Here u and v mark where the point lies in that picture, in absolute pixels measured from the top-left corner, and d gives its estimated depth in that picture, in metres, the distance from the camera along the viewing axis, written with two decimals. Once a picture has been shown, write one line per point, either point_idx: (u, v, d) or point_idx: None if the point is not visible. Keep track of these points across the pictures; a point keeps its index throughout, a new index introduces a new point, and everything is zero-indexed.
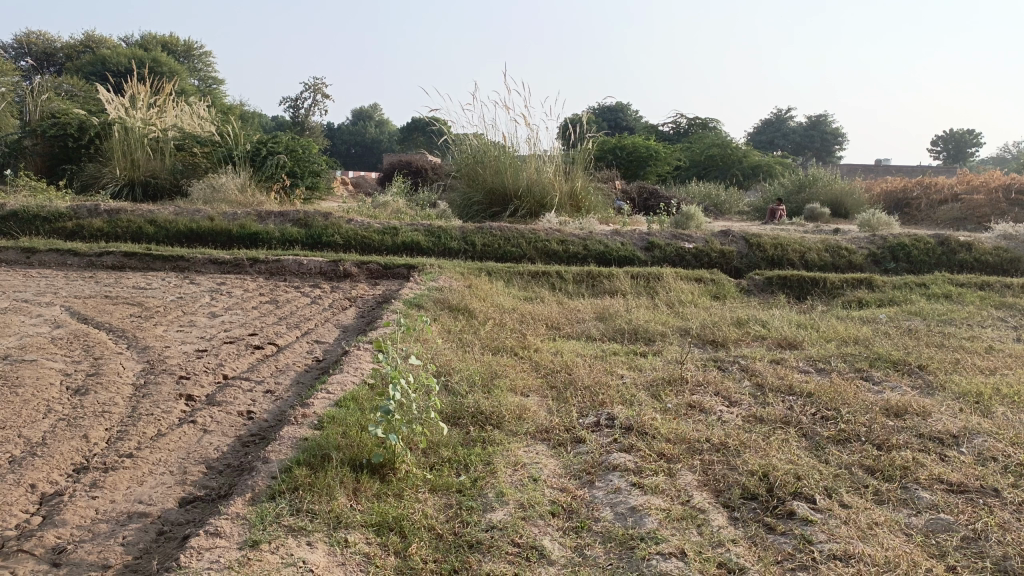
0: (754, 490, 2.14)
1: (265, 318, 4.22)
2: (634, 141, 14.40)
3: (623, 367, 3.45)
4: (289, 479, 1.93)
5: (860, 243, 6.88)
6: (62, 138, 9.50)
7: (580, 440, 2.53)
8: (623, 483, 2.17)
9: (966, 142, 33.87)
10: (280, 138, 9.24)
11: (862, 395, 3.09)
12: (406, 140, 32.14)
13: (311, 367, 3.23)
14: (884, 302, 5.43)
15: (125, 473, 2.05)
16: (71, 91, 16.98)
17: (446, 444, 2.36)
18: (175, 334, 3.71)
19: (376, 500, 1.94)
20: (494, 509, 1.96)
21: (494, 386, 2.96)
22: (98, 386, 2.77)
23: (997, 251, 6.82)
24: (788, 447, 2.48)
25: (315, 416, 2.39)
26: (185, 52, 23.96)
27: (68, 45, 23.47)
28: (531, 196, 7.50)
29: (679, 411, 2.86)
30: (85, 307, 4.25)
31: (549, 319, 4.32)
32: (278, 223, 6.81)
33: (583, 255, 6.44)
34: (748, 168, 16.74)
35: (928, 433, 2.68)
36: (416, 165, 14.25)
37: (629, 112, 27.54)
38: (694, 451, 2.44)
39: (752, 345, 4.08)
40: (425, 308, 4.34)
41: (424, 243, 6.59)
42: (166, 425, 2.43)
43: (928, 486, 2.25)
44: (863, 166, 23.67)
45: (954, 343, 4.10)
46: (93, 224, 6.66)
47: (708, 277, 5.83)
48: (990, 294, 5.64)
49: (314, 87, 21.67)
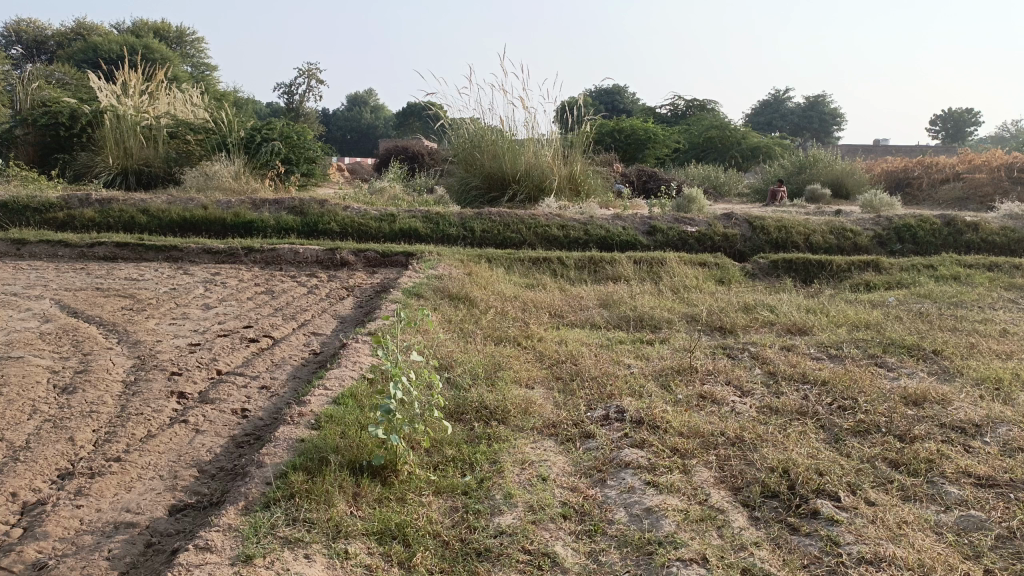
0: (774, 488, 2.04)
1: (260, 310, 4.11)
2: (632, 123, 14.23)
3: (630, 356, 3.35)
4: (285, 485, 1.82)
5: (865, 224, 6.76)
6: (53, 127, 9.35)
7: (589, 435, 2.42)
8: (636, 482, 2.06)
9: (965, 122, 33.75)
10: (274, 125, 9.02)
11: (878, 382, 2.99)
12: (402, 126, 31.95)
13: (308, 361, 3.13)
14: (892, 285, 5.33)
15: (112, 479, 1.94)
16: (63, 78, 16.77)
17: (449, 442, 2.25)
18: (167, 327, 3.60)
19: (378, 506, 1.83)
20: (503, 512, 1.85)
21: (497, 378, 2.85)
22: (85, 384, 2.66)
23: (1005, 231, 6.70)
24: (807, 440, 2.37)
25: (312, 414, 2.28)
26: (178, 38, 23.68)
27: (59, 33, 23.25)
28: (529, 180, 7.37)
29: (690, 403, 2.75)
30: (75, 299, 4.13)
31: (552, 306, 4.21)
32: (273, 211, 6.69)
33: (584, 240, 6.33)
34: (747, 150, 16.60)
35: (950, 423, 2.58)
36: (412, 150, 14.09)
37: (626, 94, 27.40)
38: (709, 445, 2.33)
39: (761, 331, 3.97)
40: (425, 297, 4.22)
41: (422, 230, 6.47)
42: (156, 426, 2.32)
43: (955, 481, 2.14)
44: (861, 147, 23.50)
45: (967, 327, 4.00)
46: (84, 214, 6.54)
47: (713, 261, 5.72)
48: (999, 275, 5.54)
49: (307, 73, 21.47)
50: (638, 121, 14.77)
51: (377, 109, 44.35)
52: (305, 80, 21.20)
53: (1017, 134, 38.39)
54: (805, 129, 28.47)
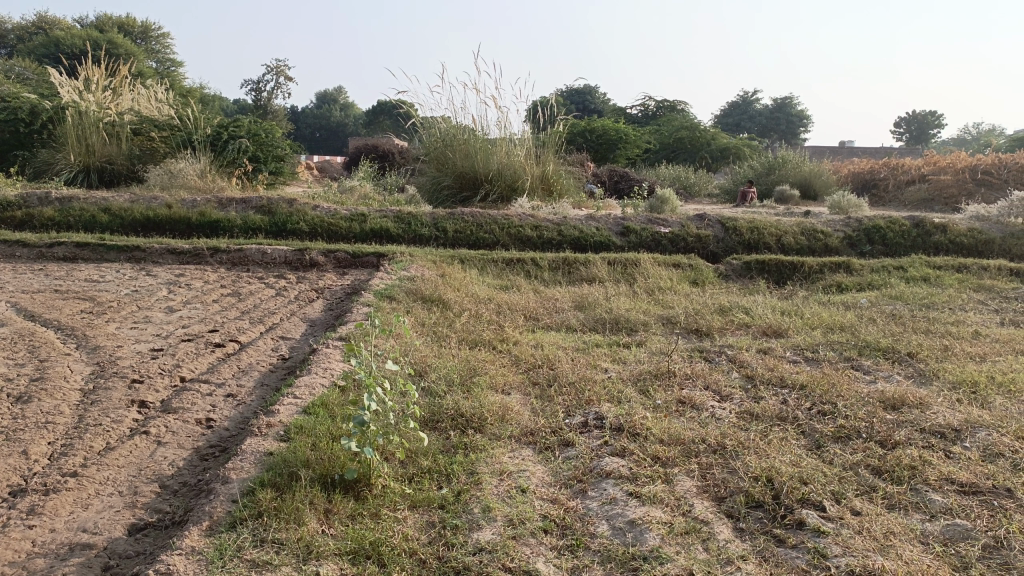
0: (759, 498, 1.99)
1: (227, 312, 3.99)
2: (603, 123, 14.19)
3: (607, 359, 3.30)
4: (252, 504, 1.74)
5: (835, 226, 6.79)
6: (12, 123, 9.10)
7: (568, 443, 2.36)
8: (618, 493, 2.00)
9: (928, 124, 34.32)
10: (241, 122, 8.84)
11: (856, 386, 2.97)
12: (372, 125, 31.68)
13: (277, 367, 3.03)
14: (863, 286, 5.34)
15: (68, 496, 1.84)
16: (23, 72, 16.34)
17: (425, 452, 2.18)
18: (128, 332, 3.47)
19: (351, 522, 1.75)
20: (481, 527, 1.78)
21: (473, 384, 2.78)
22: (41, 392, 2.54)
23: (972, 233, 6.77)
24: (789, 447, 2.33)
25: (281, 425, 2.19)
26: (142, 33, 23.23)
27: (18, 27, 22.69)
28: (501, 180, 7.30)
29: (670, 408, 2.70)
30: (32, 302, 3.98)
31: (527, 308, 4.15)
32: (240, 211, 6.55)
33: (558, 241, 6.27)
34: (717, 151, 16.70)
35: (929, 427, 2.55)
36: (382, 150, 13.95)
37: (596, 94, 27.43)
38: (690, 453, 2.28)
39: (737, 333, 3.94)
40: (397, 300, 4.13)
41: (393, 230, 6.36)
42: (116, 437, 2.22)
43: (938, 488, 2.11)
44: (827, 148, 23.68)
45: (940, 329, 4.00)
46: (43, 213, 6.35)
47: (687, 262, 5.70)
48: (968, 277, 5.57)
49: (276, 69, 21.21)
50: (610, 121, 14.75)
51: (347, 107, 43.97)
52: (273, 77, 20.96)
53: (980, 136, 38.92)
54: (773, 130, 28.74)
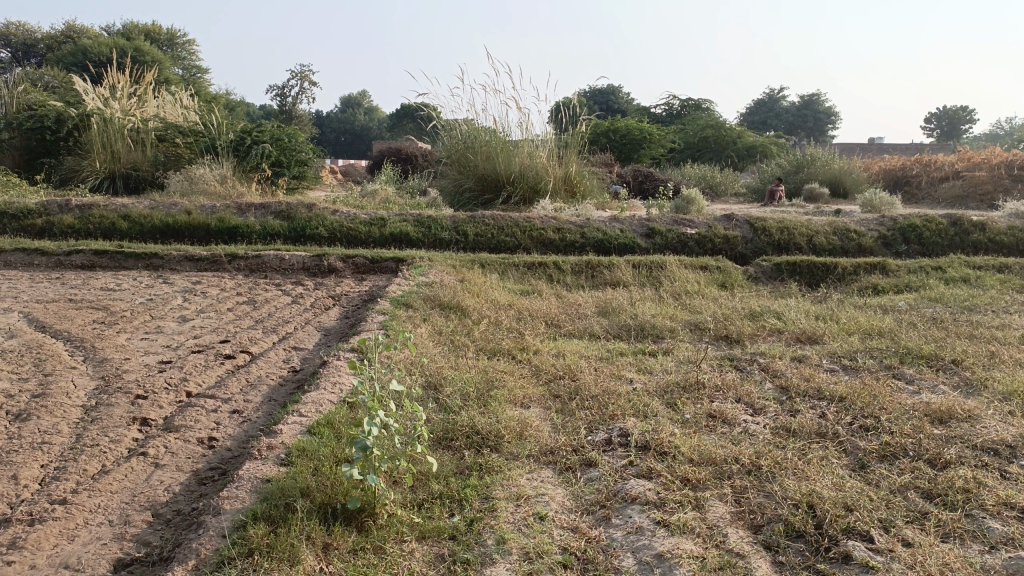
0: (800, 527, 1.82)
1: (240, 322, 3.88)
2: (627, 123, 13.99)
3: (632, 369, 3.14)
4: (243, 541, 1.61)
5: (869, 225, 6.54)
6: (39, 131, 9.13)
7: (591, 462, 2.21)
8: (645, 521, 1.84)
9: (959, 120, 33.66)
10: (264, 127, 8.79)
11: (898, 397, 2.77)
12: (397, 129, 31.76)
13: (287, 380, 2.91)
14: (900, 288, 5.11)
15: (54, 527, 1.72)
16: (51, 82, 16.42)
17: (436, 475, 2.04)
18: (138, 343, 3.38)
19: (352, 559, 1.61)
20: (495, 562, 1.64)
21: (490, 398, 2.64)
22: (41, 410, 2.43)
23: (1013, 231, 6.49)
24: (830, 467, 2.16)
25: (283, 447, 2.06)
26: (169, 40, 23.42)
27: (49, 36, 22.97)
28: (523, 181, 7.15)
29: (699, 423, 2.53)
30: (44, 312, 3.90)
31: (548, 315, 3.99)
32: (259, 216, 6.45)
33: (581, 244, 6.11)
34: (743, 150, 16.34)
35: (982, 444, 2.35)
36: (405, 153, 13.86)
37: (621, 94, 27.27)
38: (723, 475, 2.11)
39: (769, 340, 3.76)
40: (414, 307, 3.99)
41: (413, 234, 6.24)
42: (112, 459, 2.10)
43: (997, 515, 1.92)
44: (856, 146, 23.22)
45: (985, 334, 3.78)
46: (64, 220, 6.31)
47: (714, 264, 5.51)
48: (1011, 277, 5.32)
49: (301, 75, 21.26)
50: (633, 121, 14.51)
51: (370, 111, 44.09)
52: (298, 82, 21.07)
53: (1015, 131, 38.16)
54: (800, 128, 28.29)
